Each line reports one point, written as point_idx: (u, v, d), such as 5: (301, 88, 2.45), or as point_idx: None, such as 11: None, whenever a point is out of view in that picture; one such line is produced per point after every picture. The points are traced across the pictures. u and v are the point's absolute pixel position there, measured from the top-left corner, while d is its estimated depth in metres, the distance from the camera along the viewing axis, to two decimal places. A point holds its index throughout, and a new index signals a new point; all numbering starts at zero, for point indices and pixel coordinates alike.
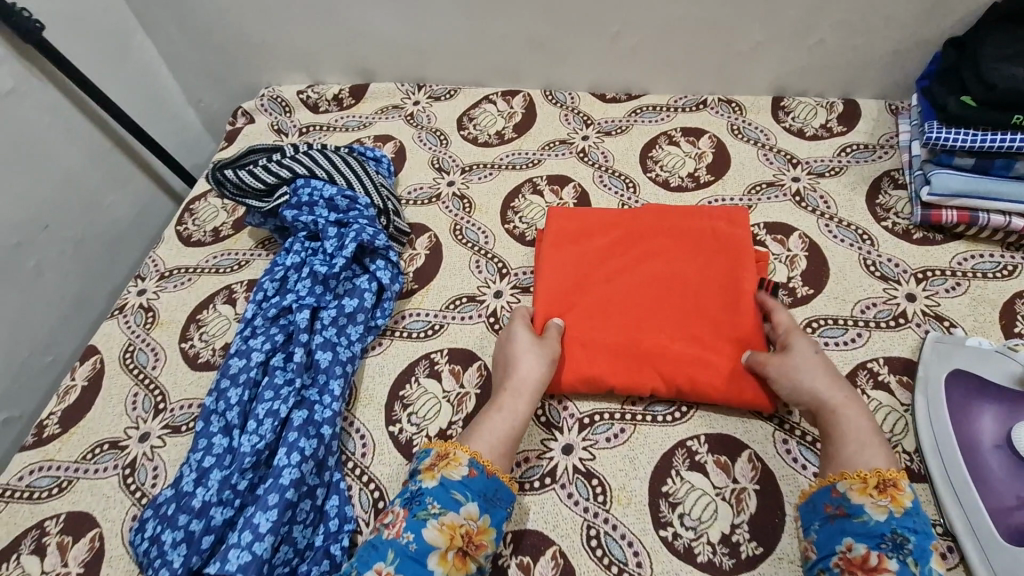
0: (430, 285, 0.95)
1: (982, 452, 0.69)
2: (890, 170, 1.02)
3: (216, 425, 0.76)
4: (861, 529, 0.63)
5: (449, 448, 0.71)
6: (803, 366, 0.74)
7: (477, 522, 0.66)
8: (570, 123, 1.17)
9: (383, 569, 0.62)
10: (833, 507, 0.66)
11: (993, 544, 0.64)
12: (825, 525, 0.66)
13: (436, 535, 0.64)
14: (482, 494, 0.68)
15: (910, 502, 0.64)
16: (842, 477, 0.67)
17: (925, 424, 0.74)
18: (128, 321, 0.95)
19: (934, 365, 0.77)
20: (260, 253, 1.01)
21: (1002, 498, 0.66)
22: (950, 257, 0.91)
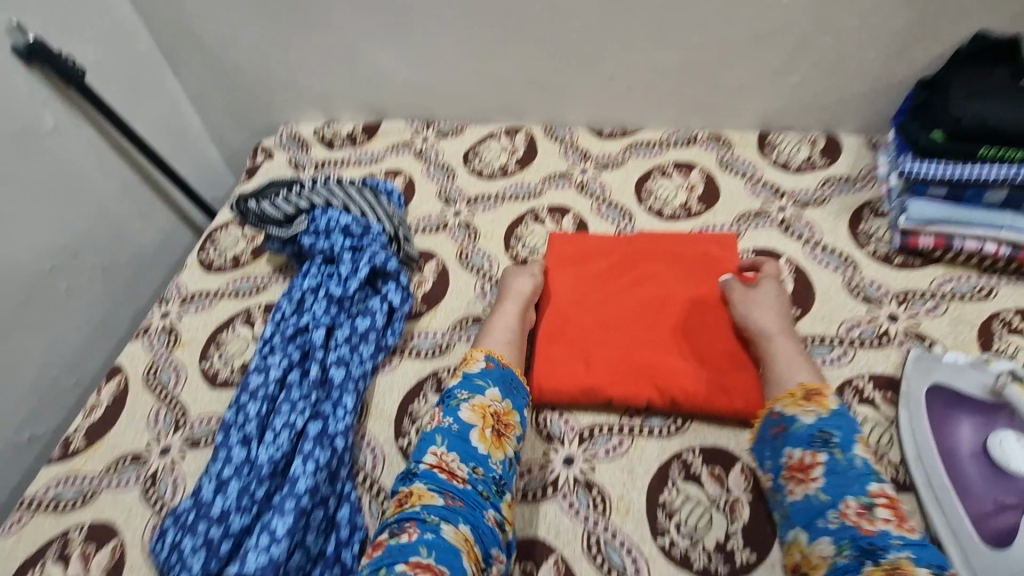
0: (438, 308, 1.01)
1: (961, 461, 0.73)
2: (871, 200, 1.08)
3: (235, 437, 0.80)
4: (796, 437, 0.74)
5: (468, 353, 0.85)
6: (760, 302, 0.86)
7: (501, 404, 0.80)
8: (570, 158, 1.25)
9: (437, 450, 0.75)
10: (773, 425, 0.76)
11: (976, 550, 0.68)
12: (772, 448, 0.75)
13: (470, 414, 0.77)
14: (501, 382, 0.82)
15: (832, 403, 0.75)
16: (778, 400, 0.78)
17: (908, 435, 0.77)
18: (151, 342, 1.00)
19: (915, 380, 0.81)
20: (277, 278, 1.07)
21: (982, 505, 0.70)
22: (929, 280, 0.96)
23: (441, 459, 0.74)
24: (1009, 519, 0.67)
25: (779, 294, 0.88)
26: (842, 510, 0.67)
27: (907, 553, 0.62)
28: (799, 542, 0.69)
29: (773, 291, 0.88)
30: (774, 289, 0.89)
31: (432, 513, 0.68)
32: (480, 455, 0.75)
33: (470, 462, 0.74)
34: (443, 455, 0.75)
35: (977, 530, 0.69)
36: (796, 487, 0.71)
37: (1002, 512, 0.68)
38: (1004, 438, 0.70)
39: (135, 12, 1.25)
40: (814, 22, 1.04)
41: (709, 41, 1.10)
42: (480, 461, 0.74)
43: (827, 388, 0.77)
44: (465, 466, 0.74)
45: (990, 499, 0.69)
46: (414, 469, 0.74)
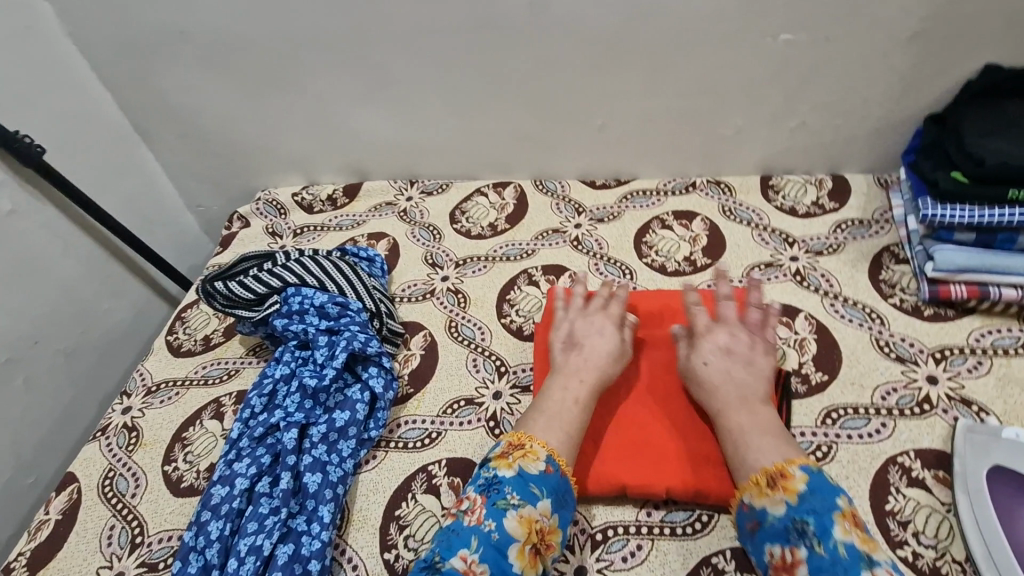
0: (427, 389, 0.91)
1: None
2: (889, 245, 1.01)
3: (195, 564, 0.69)
4: (771, 530, 0.66)
5: (525, 443, 0.73)
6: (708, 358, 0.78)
7: (549, 520, 0.68)
8: (562, 212, 1.17)
9: (468, 555, 0.65)
10: (746, 518, 0.68)
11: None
12: (751, 542, 0.68)
13: (516, 525, 0.66)
14: (555, 493, 0.70)
15: (800, 485, 0.66)
16: (745, 489, 0.69)
17: (973, 528, 0.68)
18: (110, 443, 0.90)
19: (971, 460, 0.72)
20: (250, 361, 0.98)
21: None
22: (966, 334, 0.87)
23: (469, 567, 0.64)
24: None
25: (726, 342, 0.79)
26: None
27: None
28: None
29: (722, 342, 0.79)
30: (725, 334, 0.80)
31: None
32: (511, 571, 0.65)
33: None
34: (472, 563, 0.65)
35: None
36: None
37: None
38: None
39: (102, 84, 1.20)
40: (814, 64, 0.99)
41: (704, 88, 1.05)
42: None
43: (791, 464, 0.68)
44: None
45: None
46: (438, 563, 0.65)
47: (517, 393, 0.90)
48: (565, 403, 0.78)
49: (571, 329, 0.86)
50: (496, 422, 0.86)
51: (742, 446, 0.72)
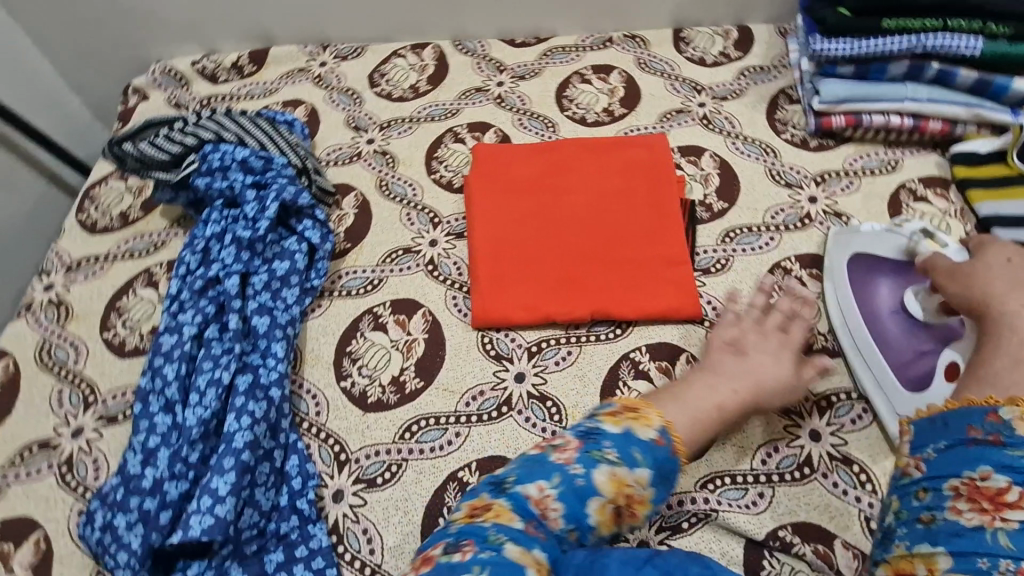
0: (364, 243, 0.94)
1: (883, 319, 0.78)
2: (784, 88, 1.09)
3: (156, 404, 0.73)
4: (1010, 464, 0.47)
5: (641, 406, 0.66)
6: (984, 267, 0.67)
7: (643, 490, 0.62)
8: (483, 71, 1.17)
9: (546, 487, 0.60)
10: (982, 429, 0.50)
11: (899, 397, 0.75)
12: (957, 448, 0.51)
13: (606, 482, 0.60)
14: (660, 467, 0.62)
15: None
16: (1011, 403, 0.50)
17: (834, 303, 0.84)
18: (39, 320, 0.88)
19: (838, 253, 0.86)
20: (175, 232, 0.95)
21: (905, 355, 0.76)
22: (842, 160, 0.99)
23: (542, 500, 0.60)
24: (927, 363, 0.74)
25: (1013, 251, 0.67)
26: None
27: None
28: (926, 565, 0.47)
29: (1004, 252, 0.68)
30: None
31: (500, 533, 0.56)
32: (586, 521, 0.60)
33: (569, 524, 0.60)
34: (546, 497, 0.60)
35: (901, 378, 0.75)
36: (970, 513, 0.47)
37: (921, 358, 0.75)
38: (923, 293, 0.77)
39: None
40: None
41: None
42: (581, 526, 0.60)
43: None
44: (563, 525, 0.59)
45: (910, 349, 0.76)
46: (507, 485, 0.61)
47: (451, 240, 0.95)
48: (709, 401, 0.69)
49: (740, 334, 0.77)
50: (435, 267, 0.92)
51: None
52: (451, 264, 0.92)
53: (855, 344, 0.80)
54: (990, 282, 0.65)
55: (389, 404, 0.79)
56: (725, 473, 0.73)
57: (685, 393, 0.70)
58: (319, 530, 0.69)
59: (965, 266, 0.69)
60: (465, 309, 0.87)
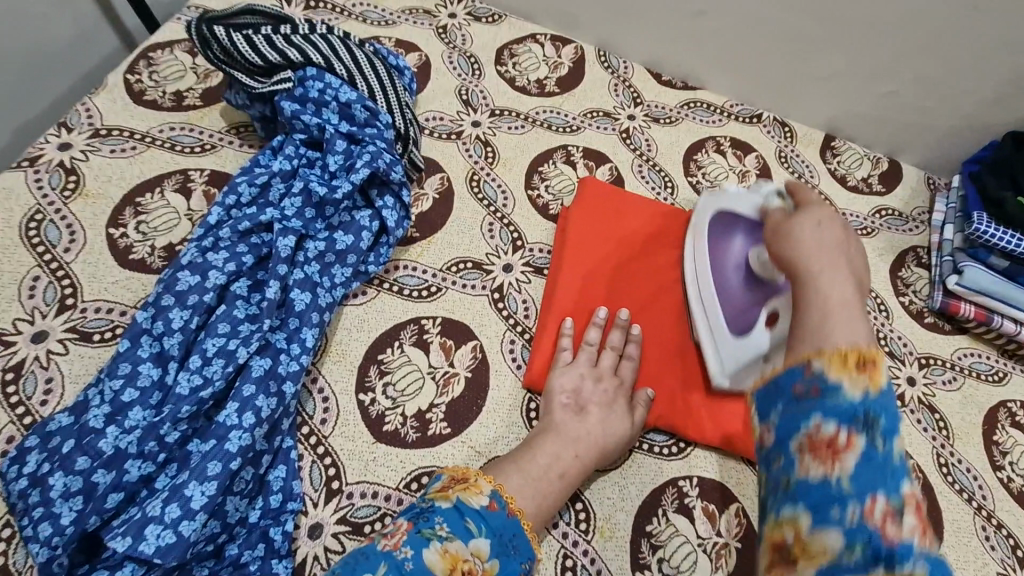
0: (434, 238, 0.81)
1: (728, 269, 0.76)
2: (917, 246, 1.00)
3: (147, 349, 0.59)
4: (834, 409, 0.46)
5: (468, 473, 0.60)
6: (799, 223, 0.60)
7: (484, 563, 0.54)
8: (618, 96, 1.04)
9: None
10: (801, 385, 0.48)
11: (726, 343, 0.74)
12: (785, 405, 0.48)
13: (439, 561, 0.52)
14: (497, 534, 0.56)
15: (886, 382, 0.47)
16: (820, 354, 0.48)
17: (692, 266, 0.81)
18: (40, 181, 0.73)
19: (705, 206, 0.82)
20: (230, 141, 0.81)
21: (736, 307, 0.74)
22: (951, 349, 0.91)
23: None
24: (753, 318, 0.72)
25: (830, 214, 0.60)
26: (868, 510, 0.42)
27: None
28: (795, 526, 0.44)
29: (818, 212, 0.60)
30: (834, 212, 0.61)
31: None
32: None
33: None
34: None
35: (727, 321, 0.74)
36: (814, 466, 0.45)
37: (750, 312, 0.73)
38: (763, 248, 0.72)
39: None
40: (937, 32, 0.90)
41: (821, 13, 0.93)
42: None
43: (880, 354, 0.47)
44: None
45: (743, 300, 0.73)
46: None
47: (528, 274, 0.82)
48: (551, 471, 0.64)
49: (579, 385, 0.72)
50: (501, 296, 0.79)
51: (830, 327, 0.50)
52: (519, 299, 0.80)
53: (700, 299, 0.79)
54: (802, 244, 0.58)
55: (405, 441, 0.67)
56: None
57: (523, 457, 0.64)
58: (283, 569, 0.57)
59: (781, 225, 0.62)
60: (519, 360, 0.75)
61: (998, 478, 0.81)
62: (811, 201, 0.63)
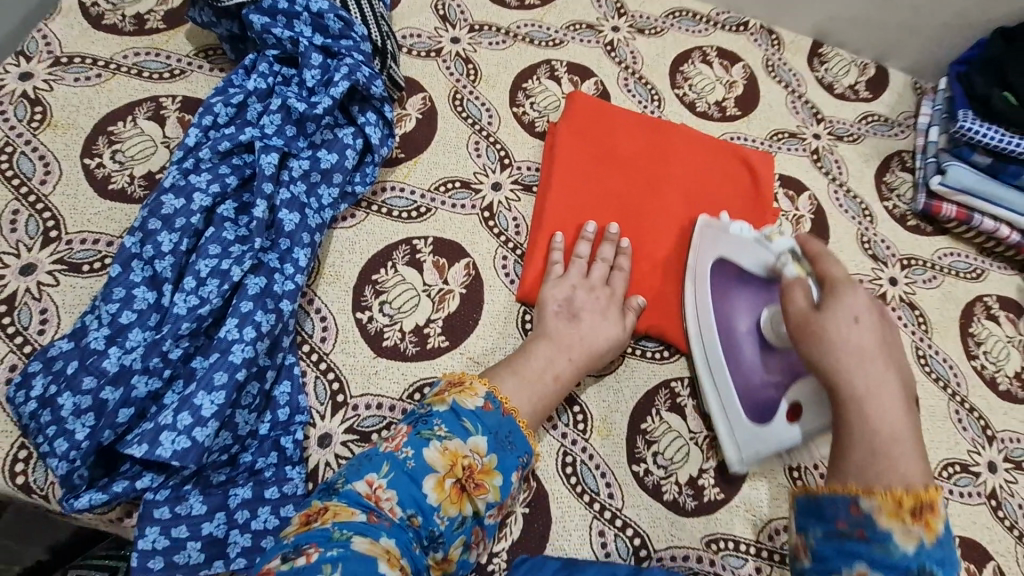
0: (420, 159, 0.80)
1: (737, 338, 0.70)
2: (902, 151, 1.01)
3: (139, 274, 0.59)
4: (879, 560, 0.47)
5: (463, 378, 0.63)
6: (830, 321, 0.56)
7: (483, 458, 0.58)
8: (601, 7, 1.00)
9: (377, 479, 0.55)
10: (846, 521, 0.50)
11: (741, 424, 0.69)
12: (830, 537, 0.51)
13: (438, 456, 0.56)
14: (493, 431, 0.59)
15: (943, 525, 0.48)
16: (870, 493, 0.49)
17: (693, 319, 0.75)
18: (6, 113, 0.71)
19: (705, 250, 0.76)
20: (199, 65, 0.78)
21: (752, 382, 0.69)
22: (933, 250, 0.93)
23: (374, 492, 0.54)
24: (770, 393, 0.67)
25: (865, 309, 0.55)
26: None
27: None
28: None
29: (851, 307, 0.56)
30: (868, 299, 0.56)
31: (345, 528, 0.50)
32: (426, 504, 0.55)
33: (409, 509, 0.54)
34: (379, 489, 0.54)
35: (742, 402, 0.69)
36: None
37: (765, 387, 0.67)
38: (776, 315, 0.67)
39: None
40: None
41: None
42: (423, 510, 0.55)
43: (938, 494, 0.48)
44: (400, 512, 0.54)
45: (759, 374, 0.68)
46: (339, 485, 0.55)
47: (517, 191, 0.82)
48: (545, 373, 0.66)
49: (571, 294, 0.73)
50: (491, 215, 0.79)
51: (880, 461, 0.50)
52: (509, 217, 0.80)
53: (707, 362, 0.73)
54: (840, 348, 0.54)
55: (405, 355, 0.69)
56: (729, 538, 0.67)
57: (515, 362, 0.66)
58: (297, 475, 0.59)
59: (812, 321, 0.57)
60: (512, 275, 0.76)
61: (973, 367, 0.85)
62: (839, 282, 0.59)
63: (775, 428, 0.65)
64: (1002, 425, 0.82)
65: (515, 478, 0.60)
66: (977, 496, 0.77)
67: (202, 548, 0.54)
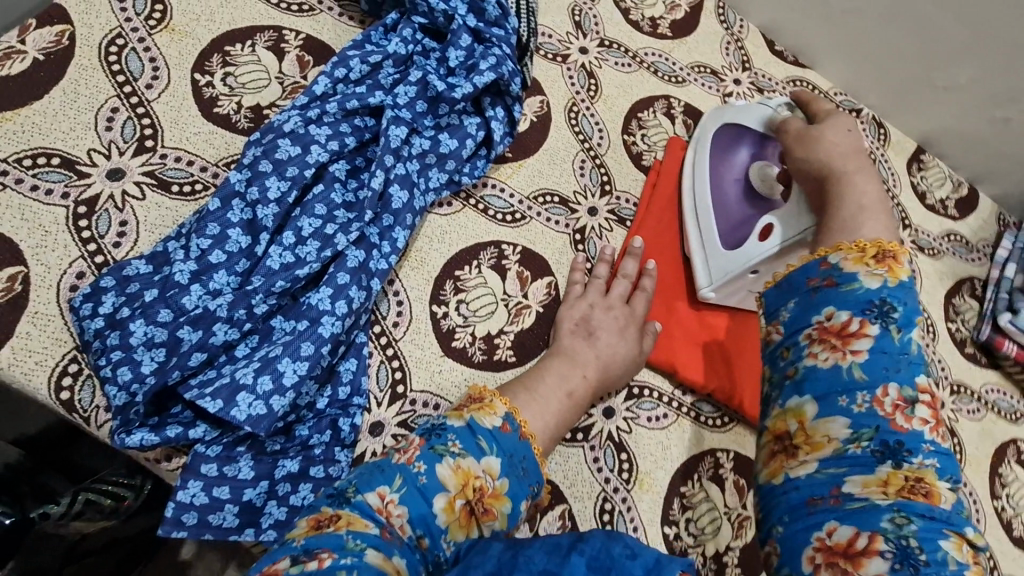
0: (525, 162, 0.77)
1: (727, 181, 0.77)
2: (975, 277, 1.00)
3: (237, 214, 0.56)
4: (845, 300, 0.46)
5: (482, 394, 0.58)
6: (829, 136, 0.61)
7: (494, 482, 0.52)
8: (728, 57, 0.98)
9: (387, 494, 0.49)
10: (816, 276, 0.48)
11: (715, 255, 0.76)
12: (799, 297, 0.48)
13: (450, 475, 0.50)
14: (508, 453, 0.54)
15: (904, 276, 0.47)
16: (835, 249, 0.49)
17: (688, 177, 0.81)
18: (123, 2, 0.66)
19: (710, 123, 0.82)
20: (330, 6, 0.73)
21: (731, 218, 0.76)
22: (981, 382, 0.94)
23: (385, 507, 0.48)
24: (747, 229, 0.75)
25: (852, 122, 0.62)
26: (878, 396, 0.43)
27: (929, 460, 0.41)
28: (802, 413, 0.44)
29: (844, 121, 0.62)
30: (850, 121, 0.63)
31: (359, 540, 0.44)
32: (434, 526, 0.49)
33: (417, 531, 0.48)
34: (390, 504, 0.48)
35: (720, 238, 0.76)
36: (824, 352, 0.45)
37: (744, 224, 0.75)
38: (764, 164, 0.74)
39: None
40: None
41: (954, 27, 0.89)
42: (431, 533, 0.48)
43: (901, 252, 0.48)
44: (409, 532, 0.47)
45: (738, 213, 0.76)
46: (349, 494, 0.48)
47: (610, 221, 0.80)
48: (558, 391, 0.62)
49: (586, 312, 0.69)
50: (582, 238, 0.77)
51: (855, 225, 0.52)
52: (597, 245, 0.77)
53: (695, 214, 0.80)
54: (834, 148, 0.60)
55: (471, 360, 0.66)
56: None
57: (540, 388, 0.62)
58: (344, 458, 0.57)
59: (809, 130, 0.63)
60: None
61: (994, 506, 0.86)
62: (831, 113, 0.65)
63: (748, 248, 0.73)
64: (1009, 570, 0.83)
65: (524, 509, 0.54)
66: None
67: (238, 513, 0.52)
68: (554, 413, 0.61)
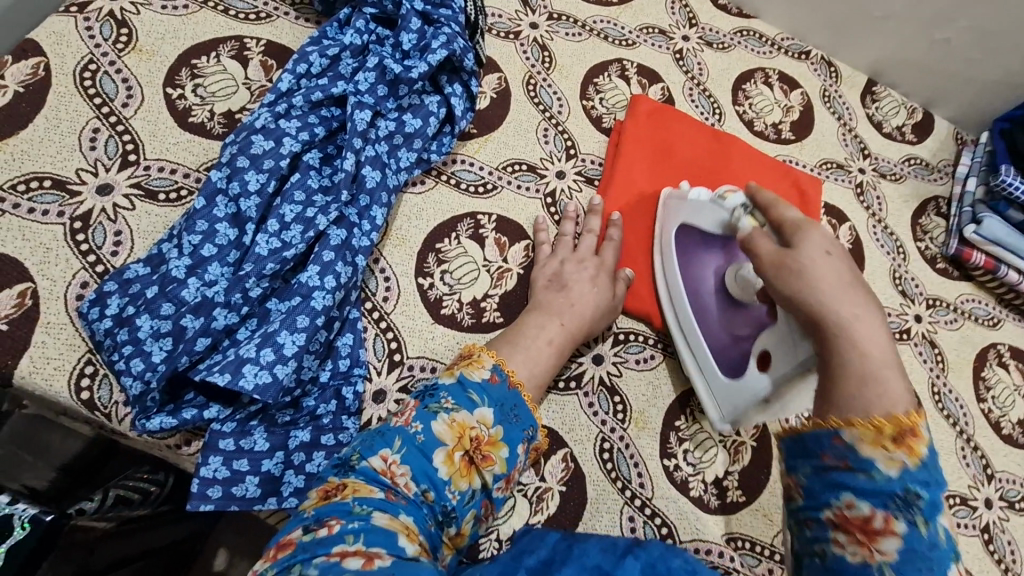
0: (491, 137, 0.81)
1: (705, 297, 0.73)
2: (939, 196, 1.04)
3: (223, 210, 0.60)
4: (865, 490, 0.43)
5: (471, 351, 0.62)
6: (807, 265, 0.51)
7: (489, 430, 0.56)
8: (675, 15, 1.02)
9: (390, 456, 0.52)
10: (829, 451, 0.44)
11: (717, 381, 0.71)
12: (814, 472, 0.45)
13: (446, 430, 0.54)
14: (499, 404, 0.58)
15: (931, 451, 0.43)
16: (847, 423, 0.44)
17: (664, 291, 0.78)
18: (91, 30, 0.70)
19: (669, 222, 0.79)
20: (286, 11, 0.77)
21: (721, 337, 0.72)
22: (956, 294, 0.97)
23: (389, 468, 0.52)
24: (744, 348, 0.70)
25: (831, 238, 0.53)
26: None
27: None
28: None
29: (820, 241, 0.52)
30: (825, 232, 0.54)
31: (365, 504, 0.48)
32: (437, 478, 0.53)
33: (422, 485, 0.52)
34: (393, 464, 0.52)
35: (717, 360, 0.72)
36: (848, 544, 0.42)
37: (739, 342, 0.70)
38: (738, 267, 0.69)
39: None
40: None
41: None
42: (435, 485, 0.52)
43: (919, 428, 0.43)
44: (414, 488, 0.51)
45: (727, 329, 0.72)
46: (354, 461, 0.52)
47: (579, 183, 0.83)
48: (542, 341, 0.66)
49: (562, 268, 0.73)
50: (553, 201, 0.81)
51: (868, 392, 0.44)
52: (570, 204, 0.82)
53: (682, 332, 0.75)
54: (818, 280, 0.50)
55: (461, 325, 0.70)
56: (746, 538, 0.70)
57: (526, 339, 0.65)
58: (352, 425, 0.61)
59: (785, 257, 0.53)
60: None
61: (981, 408, 0.89)
62: (804, 221, 0.56)
63: (749, 380, 0.67)
64: (1001, 465, 0.87)
65: (521, 453, 0.58)
66: (972, 528, 0.82)
67: (259, 483, 0.56)
68: (543, 362, 0.65)
